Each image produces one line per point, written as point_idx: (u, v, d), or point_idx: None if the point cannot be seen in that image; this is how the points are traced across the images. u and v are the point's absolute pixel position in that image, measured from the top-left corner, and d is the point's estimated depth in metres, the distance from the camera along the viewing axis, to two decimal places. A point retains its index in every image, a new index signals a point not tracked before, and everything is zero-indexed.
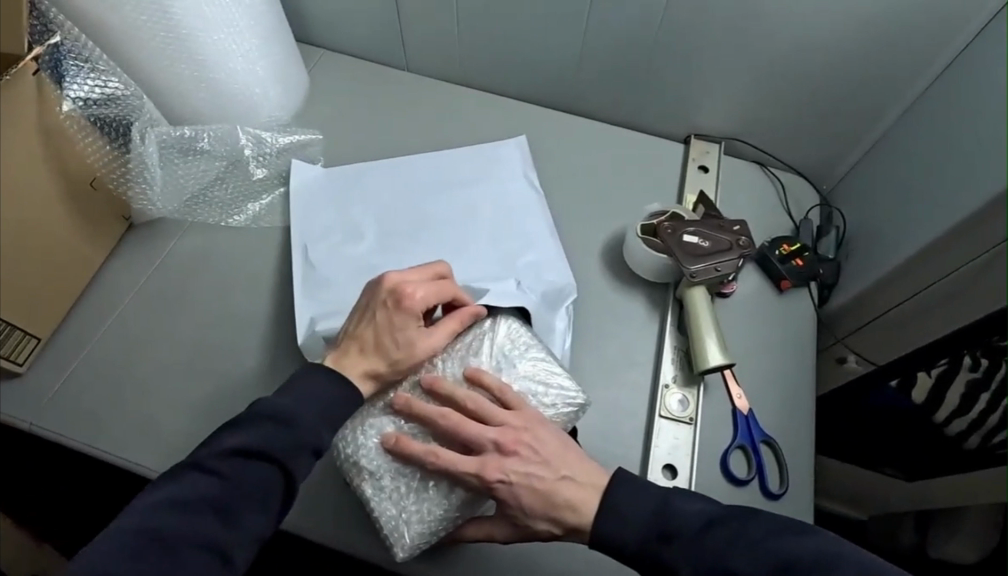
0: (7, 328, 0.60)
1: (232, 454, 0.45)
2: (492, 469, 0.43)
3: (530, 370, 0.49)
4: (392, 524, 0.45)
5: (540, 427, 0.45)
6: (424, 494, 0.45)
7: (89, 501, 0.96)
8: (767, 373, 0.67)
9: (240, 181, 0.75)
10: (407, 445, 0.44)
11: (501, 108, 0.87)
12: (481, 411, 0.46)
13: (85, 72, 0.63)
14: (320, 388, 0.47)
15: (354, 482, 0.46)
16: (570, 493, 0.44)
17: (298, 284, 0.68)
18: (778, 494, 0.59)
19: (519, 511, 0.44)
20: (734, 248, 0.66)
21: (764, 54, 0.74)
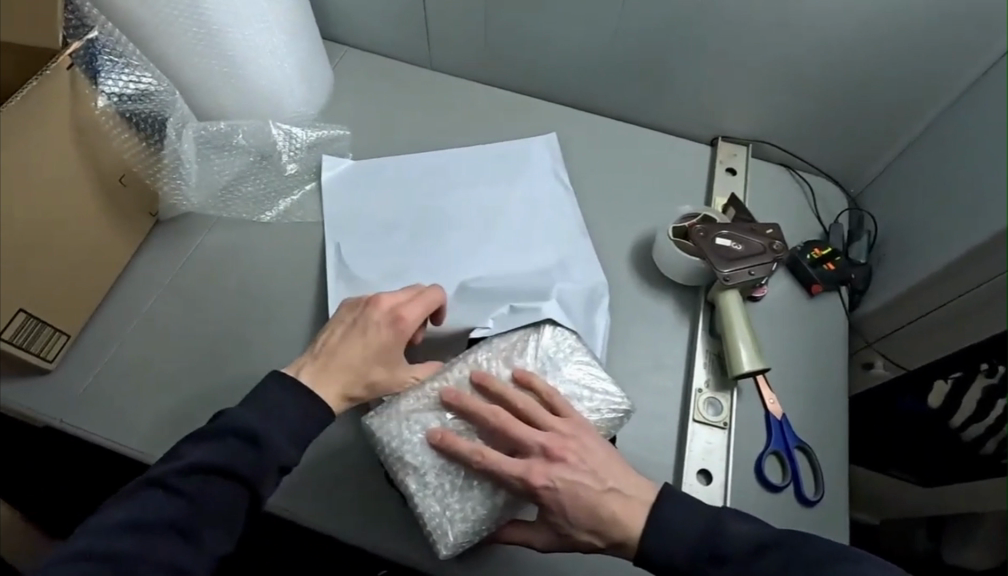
0: (38, 325, 0.59)
1: (199, 469, 0.47)
2: (538, 474, 0.42)
3: (575, 375, 0.49)
4: (436, 522, 0.43)
5: (587, 435, 0.45)
6: (470, 494, 0.44)
7: (87, 501, 0.93)
8: (799, 378, 0.66)
9: (273, 175, 0.76)
10: (455, 441, 0.43)
11: (526, 108, 0.86)
12: (528, 413, 0.45)
13: (118, 67, 0.62)
14: (282, 404, 0.50)
15: (397, 476, 0.45)
16: (616, 505, 0.43)
17: (334, 278, 0.70)
18: (813, 501, 0.59)
19: (563, 520, 0.43)
20: (767, 252, 0.66)
21: (796, 57, 0.73)
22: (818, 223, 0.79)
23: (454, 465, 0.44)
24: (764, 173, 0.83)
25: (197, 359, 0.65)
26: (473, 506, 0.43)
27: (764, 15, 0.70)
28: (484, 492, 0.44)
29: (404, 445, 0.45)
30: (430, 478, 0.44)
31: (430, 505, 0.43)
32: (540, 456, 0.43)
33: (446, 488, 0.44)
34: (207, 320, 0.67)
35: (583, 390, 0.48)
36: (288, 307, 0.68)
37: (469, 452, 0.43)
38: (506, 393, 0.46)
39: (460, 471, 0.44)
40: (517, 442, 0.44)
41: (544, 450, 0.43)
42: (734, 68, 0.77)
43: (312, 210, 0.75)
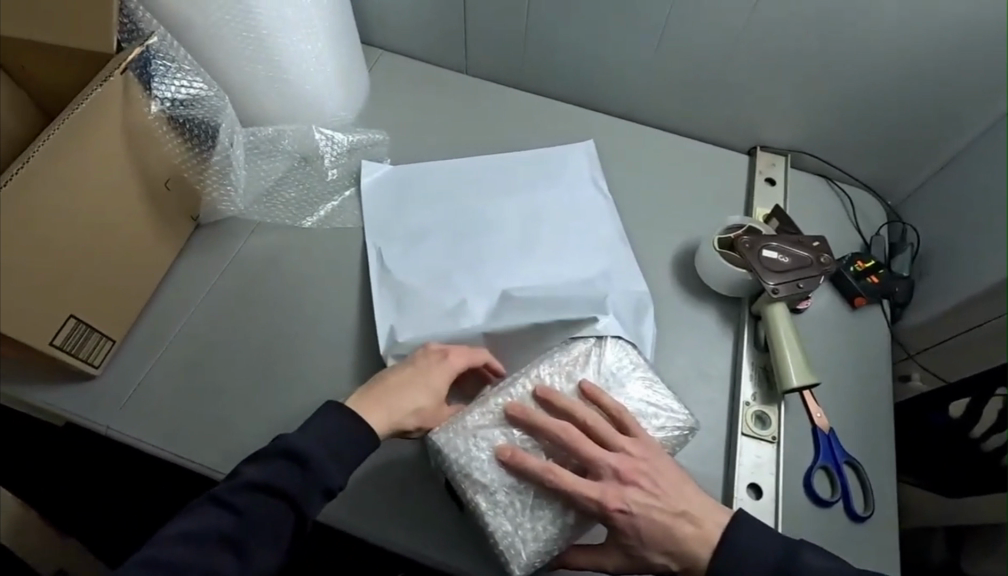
0: (87, 330, 0.59)
1: (250, 487, 0.48)
2: (612, 497, 0.45)
3: (639, 392, 0.50)
4: (508, 541, 0.44)
5: (657, 457, 0.47)
6: (542, 513, 0.45)
7: (88, 498, 0.97)
8: (845, 391, 0.66)
9: (314, 178, 0.76)
10: (526, 460, 0.45)
11: (562, 114, 0.86)
12: (597, 433, 0.47)
13: (172, 73, 0.62)
14: (332, 427, 0.50)
15: (466, 493, 0.45)
16: (688, 528, 0.46)
17: (377, 288, 0.69)
18: (863, 517, 0.59)
19: (635, 541, 0.46)
20: (816, 266, 0.66)
21: (842, 67, 0.73)
22: (858, 235, 0.80)
23: (525, 483, 0.45)
24: (802, 185, 0.83)
25: (243, 365, 0.64)
26: (544, 525, 0.45)
27: (811, 26, 0.70)
28: (555, 513, 0.45)
29: (472, 462, 0.46)
30: (500, 496, 0.45)
31: (502, 524, 0.44)
32: (612, 478, 0.45)
33: (518, 507, 0.45)
34: (251, 326, 0.67)
35: (651, 408, 0.49)
36: (332, 313, 0.68)
37: (539, 470, 0.44)
38: (575, 411, 0.47)
39: (531, 490, 0.45)
40: (588, 463, 0.46)
41: (616, 473, 0.45)
42: (777, 78, 0.77)
43: (351, 215, 0.75)
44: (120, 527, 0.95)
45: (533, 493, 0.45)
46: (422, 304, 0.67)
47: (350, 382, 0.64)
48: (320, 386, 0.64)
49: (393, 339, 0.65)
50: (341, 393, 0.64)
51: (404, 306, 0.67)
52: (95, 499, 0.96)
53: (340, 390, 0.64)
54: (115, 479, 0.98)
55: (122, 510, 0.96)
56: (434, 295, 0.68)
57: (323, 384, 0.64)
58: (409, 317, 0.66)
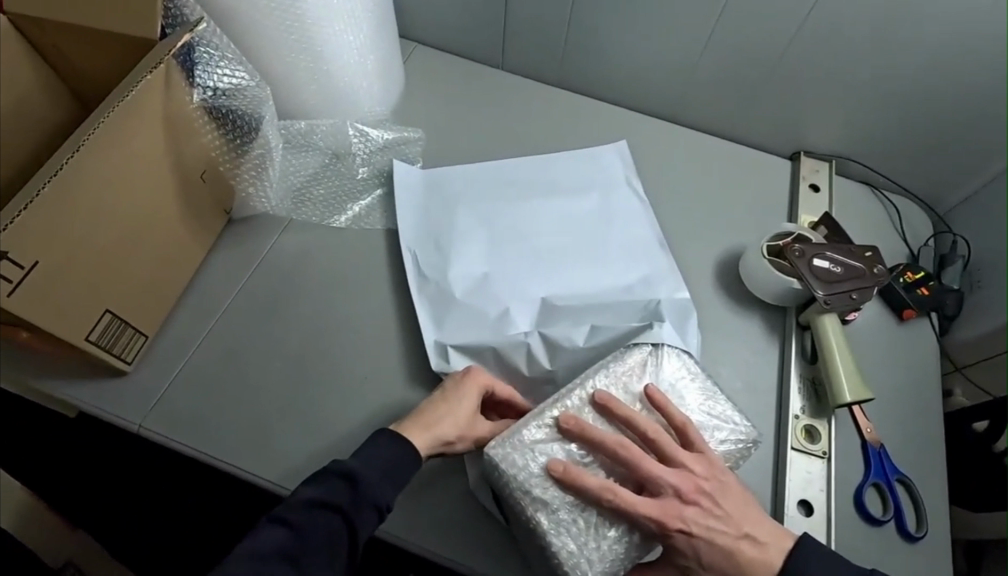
0: (121, 324, 0.57)
1: (309, 504, 0.47)
2: (674, 517, 0.45)
3: (699, 403, 0.49)
4: (572, 562, 0.44)
5: (722, 478, 0.46)
6: (605, 533, 0.44)
7: (91, 497, 0.95)
8: (893, 406, 0.65)
9: (345, 176, 0.75)
10: (582, 480, 0.44)
11: (599, 113, 0.84)
12: (660, 446, 0.46)
13: (215, 61, 0.59)
14: (383, 444, 0.50)
15: (526, 511, 0.44)
16: (750, 551, 0.46)
17: (414, 289, 0.67)
18: (916, 537, 0.58)
19: (694, 561, 0.46)
20: (868, 277, 0.64)
21: (895, 72, 0.71)
22: (905, 246, 0.78)
23: (585, 501, 0.44)
24: (845, 192, 0.81)
25: (277, 365, 0.63)
26: (610, 545, 0.44)
27: (867, 29, 0.69)
28: (619, 532, 0.45)
29: (529, 478, 0.45)
30: (561, 514, 0.44)
31: (565, 544, 0.44)
32: (673, 497, 0.45)
33: (581, 526, 0.44)
34: (286, 324, 0.65)
35: (713, 420, 0.49)
36: (369, 313, 0.67)
37: (597, 489, 0.44)
38: (636, 424, 0.46)
39: (592, 507, 0.44)
40: (650, 480, 0.45)
41: (678, 492, 0.45)
42: (826, 81, 0.75)
43: (380, 215, 0.73)
44: (133, 521, 0.95)
45: (594, 511, 0.44)
46: (466, 313, 0.66)
47: (389, 385, 0.63)
48: (356, 388, 0.62)
49: (432, 343, 0.64)
50: (379, 395, 0.62)
51: (444, 308, 0.66)
52: (99, 497, 0.95)
53: (378, 392, 0.62)
54: (118, 479, 0.96)
55: (135, 503, 0.95)
56: (473, 297, 0.67)
57: (358, 386, 0.62)
58: (452, 325, 0.65)
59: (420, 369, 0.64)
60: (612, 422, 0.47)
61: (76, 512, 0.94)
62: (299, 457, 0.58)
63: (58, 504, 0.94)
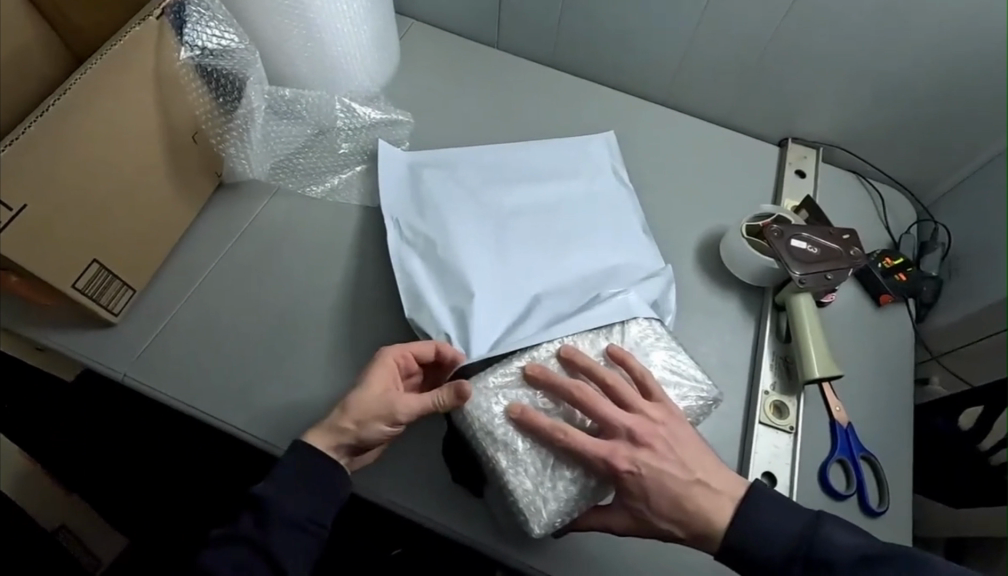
0: (107, 276, 0.59)
1: (224, 539, 0.49)
2: (624, 459, 0.49)
3: (663, 362, 0.55)
4: (529, 500, 0.49)
5: (675, 424, 0.51)
6: (559, 473, 0.49)
7: (82, 461, 0.97)
8: (865, 388, 0.66)
9: (325, 151, 0.75)
10: (538, 420, 0.49)
11: (589, 95, 0.85)
12: (617, 393, 0.51)
13: (205, 21, 0.61)
14: (285, 462, 0.51)
15: (488, 451, 0.49)
16: (702, 496, 0.49)
17: (394, 248, 0.68)
18: (878, 512, 0.59)
19: (645, 506, 0.50)
20: (844, 258, 0.65)
21: (882, 61, 0.72)
22: (887, 233, 0.79)
23: (542, 442, 0.50)
24: (833, 179, 0.82)
25: (263, 325, 0.65)
26: (565, 485, 0.49)
27: (853, 19, 0.69)
28: (575, 474, 0.49)
29: (492, 421, 0.50)
30: (520, 454, 0.49)
31: (522, 481, 0.49)
32: (626, 439, 0.50)
33: (537, 466, 0.49)
34: (272, 285, 0.67)
35: (677, 377, 0.55)
36: (353, 279, 0.68)
37: (551, 429, 0.49)
38: (596, 371, 0.52)
39: (548, 448, 0.50)
40: (605, 423, 0.50)
41: (630, 435, 0.50)
42: (818, 67, 0.75)
43: (355, 192, 0.74)
44: (126, 478, 0.97)
45: (549, 451, 0.50)
46: (440, 285, 0.65)
47: (369, 347, 0.65)
48: (337, 349, 0.64)
49: (411, 295, 0.64)
50: (358, 357, 0.64)
51: None
52: (90, 460, 0.97)
53: (357, 353, 0.64)
54: (113, 446, 0.98)
55: (126, 461, 0.98)
56: (458, 253, 0.67)
57: (339, 347, 0.64)
58: (431, 282, 0.65)
59: (400, 334, 0.65)
60: (575, 371, 0.53)
61: (64, 464, 0.96)
62: (277, 412, 0.61)
63: (53, 465, 0.95)
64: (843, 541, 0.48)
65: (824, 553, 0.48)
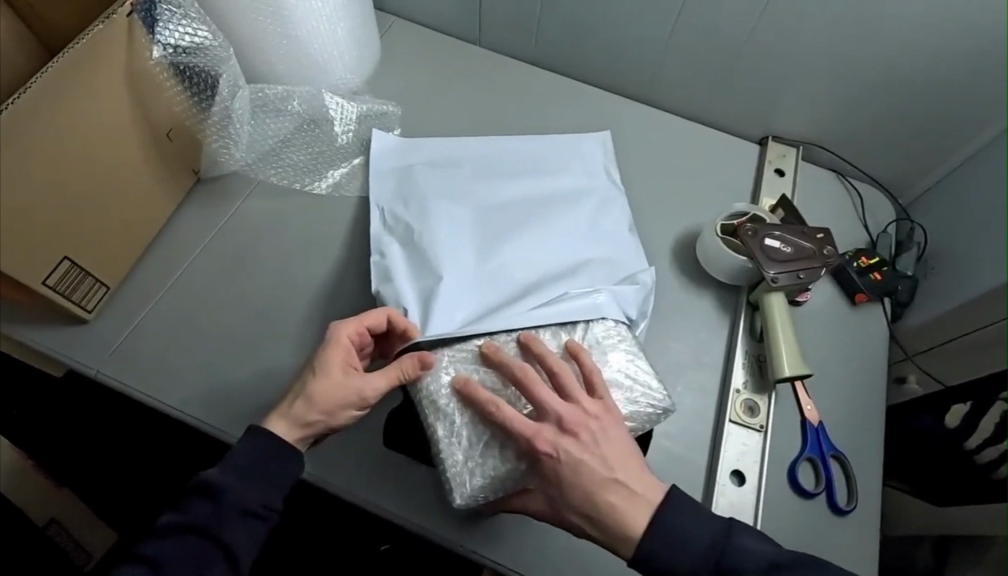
0: (81, 273, 0.60)
1: (174, 528, 0.51)
2: (546, 442, 0.51)
3: (620, 365, 0.58)
4: (455, 471, 0.53)
5: (607, 421, 0.53)
6: (490, 449, 0.53)
7: (79, 450, 0.97)
8: (838, 387, 0.66)
9: (323, 143, 0.75)
10: (477, 392, 0.53)
11: (571, 93, 0.85)
12: (559, 380, 0.54)
13: (177, 18, 0.61)
14: (242, 450, 0.52)
15: (428, 417, 0.55)
16: (616, 495, 0.51)
17: (376, 234, 0.68)
18: (846, 510, 0.60)
19: (559, 492, 0.52)
20: (817, 257, 0.65)
21: (860, 61, 0.72)
22: (865, 232, 0.79)
23: (478, 416, 0.54)
24: (811, 178, 0.82)
25: (238, 322, 0.65)
26: (491, 464, 0.53)
27: (830, 18, 0.69)
28: (501, 454, 0.53)
29: (439, 390, 0.55)
30: (454, 427, 0.54)
31: (452, 452, 0.53)
32: (555, 425, 0.52)
33: (469, 440, 0.54)
34: (247, 282, 0.67)
35: (631, 382, 0.57)
36: (329, 275, 0.68)
37: (485, 402, 0.53)
38: (545, 358, 0.55)
39: (483, 422, 0.54)
40: (539, 406, 0.53)
41: (559, 421, 0.52)
42: (797, 67, 0.75)
43: (359, 184, 0.74)
44: (119, 471, 0.97)
45: (484, 426, 0.54)
46: (416, 268, 0.65)
47: None
48: (310, 345, 0.64)
49: (385, 278, 0.65)
50: None
51: None
52: (87, 450, 0.97)
53: None
54: (110, 437, 0.98)
55: (121, 453, 0.98)
56: (440, 237, 0.67)
57: (313, 344, 0.65)
58: (409, 266, 0.65)
59: None
60: (529, 357, 0.57)
61: (59, 453, 0.96)
62: (249, 408, 0.61)
63: (48, 457, 0.95)
64: (755, 548, 0.50)
65: (733, 561, 0.50)
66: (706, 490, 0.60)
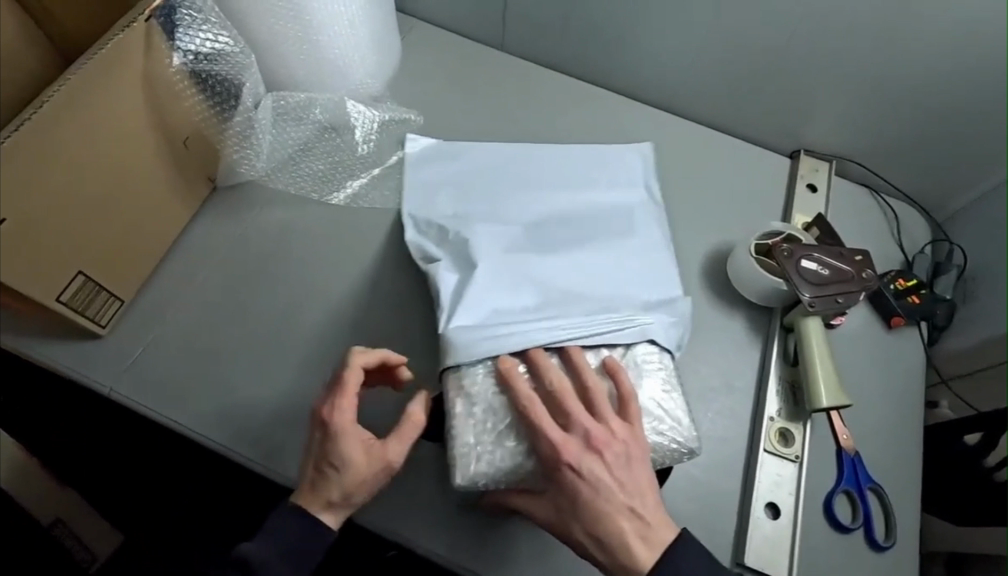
0: (94, 288, 0.58)
1: None
2: (568, 452, 0.50)
3: (655, 396, 0.56)
4: (464, 452, 0.51)
5: (632, 445, 0.51)
6: (507, 443, 0.52)
7: (82, 452, 0.94)
8: (875, 416, 0.64)
9: (345, 153, 0.73)
10: (516, 381, 0.52)
11: (596, 102, 0.83)
12: (592, 396, 0.53)
13: (198, 24, 0.59)
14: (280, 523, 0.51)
15: (453, 396, 0.54)
16: (628, 521, 0.50)
17: (412, 230, 0.68)
18: (884, 547, 0.58)
19: (570, 505, 0.50)
20: (855, 281, 0.63)
21: (901, 77, 0.69)
22: (901, 252, 0.77)
23: (505, 411, 0.53)
24: (843, 195, 0.80)
25: (252, 336, 0.63)
26: (502, 455, 0.51)
27: (872, 32, 0.67)
28: (519, 449, 0.51)
29: (471, 374, 0.54)
30: (477, 410, 0.53)
31: (466, 434, 0.52)
32: (579, 439, 0.51)
33: (487, 429, 0.52)
34: (264, 297, 0.65)
35: (660, 413, 0.55)
36: (349, 291, 0.66)
37: (519, 396, 0.52)
38: (582, 371, 0.54)
39: (508, 416, 0.52)
40: (568, 416, 0.52)
41: (585, 437, 0.51)
42: (837, 81, 0.72)
43: (379, 195, 0.71)
44: (124, 479, 0.95)
45: (507, 420, 0.52)
46: (457, 264, 0.64)
47: None
48: (331, 364, 0.62)
49: (433, 260, 0.65)
50: None
51: (423, 291, 0.66)
52: (90, 452, 0.95)
53: None
54: (114, 441, 0.96)
55: (126, 458, 0.95)
56: (486, 232, 0.66)
57: (333, 362, 0.62)
58: (454, 256, 0.65)
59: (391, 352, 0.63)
60: (567, 366, 0.56)
61: (63, 456, 0.94)
62: (267, 432, 0.59)
63: (49, 457, 0.93)
64: None
65: None
66: (740, 524, 0.57)
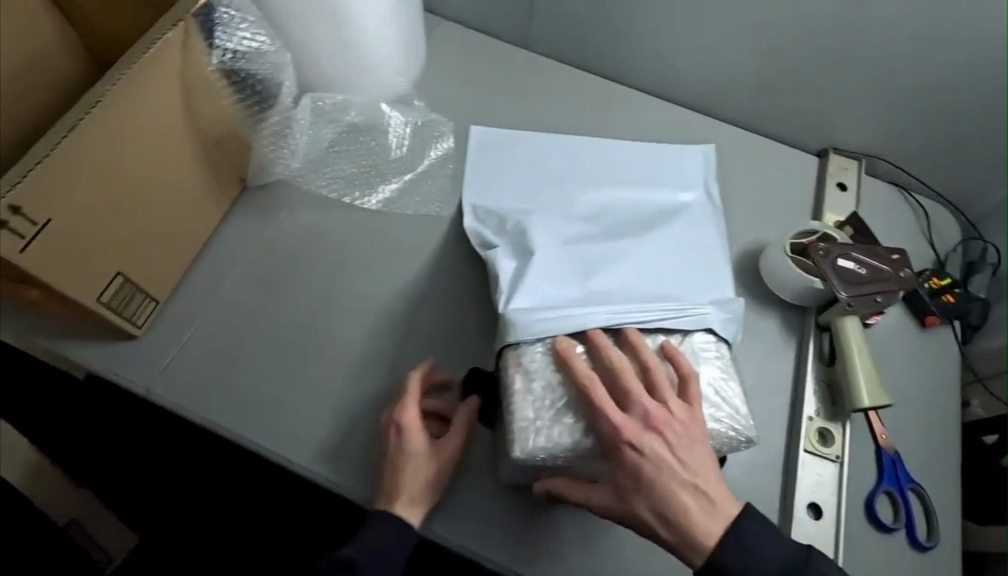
0: (130, 287, 0.58)
1: None
2: (629, 432, 0.50)
3: (711, 382, 0.56)
4: (524, 427, 0.51)
5: (692, 426, 0.51)
6: (566, 418, 0.52)
7: (90, 450, 0.94)
8: (913, 415, 0.64)
9: (378, 158, 0.72)
10: (574, 360, 0.52)
11: (621, 102, 0.82)
12: (651, 377, 0.53)
13: (236, 23, 0.59)
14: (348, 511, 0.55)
15: (510, 371, 0.54)
16: (692, 499, 0.50)
17: (470, 218, 0.69)
18: (927, 546, 0.58)
19: (632, 484, 0.50)
20: (894, 279, 0.62)
21: (931, 74, 0.69)
22: (932, 250, 0.77)
23: (563, 387, 0.53)
24: (872, 193, 0.79)
25: (287, 336, 0.63)
26: (561, 431, 0.51)
27: (902, 29, 0.67)
28: (578, 427, 0.51)
29: (528, 350, 0.54)
30: (536, 385, 0.53)
31: (525, 410, 0.52)
32: (639, 419, 0.51)
33: (547, 404, 0.52)
34: (298, 299, 0.65)
35: (717, 400, 0.55)
36: (383, 291, 0.66)
37: (579, 372, 0.52)
38: (640, 352, 0.54)
39: (567, 393, 0.52)
40: (627, 395, 0.52)
41: (646, 417, 0.51)
42: (866, 80, 0.72)
43: (412, 201, 0.71)
44: (126, 479, 0.93)
45: (566, 396, 0.52)
46: (514, 253, 0.65)
47: (398, 364, 0.62)
48: (366, 365, 0.62)
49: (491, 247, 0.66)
50: (388, 375, 0.62)
51: (458, 291, 0.66)
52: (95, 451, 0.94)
53: (386, 370, 0.62)
54: (119, 438, 0.95)
55: (132, 455, 0.94)
56: (540, 225, 0.66)
57: (369, 364, 0.62)
58: (511, 247, 0.65)
59: (428, 352, 0.63)
60: (622, 346, 0.56)
61: (71, 456, 0.93)
62: (305, 433, 0.59)
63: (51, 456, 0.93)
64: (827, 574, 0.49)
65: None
66: (783, 524, 0.57)
